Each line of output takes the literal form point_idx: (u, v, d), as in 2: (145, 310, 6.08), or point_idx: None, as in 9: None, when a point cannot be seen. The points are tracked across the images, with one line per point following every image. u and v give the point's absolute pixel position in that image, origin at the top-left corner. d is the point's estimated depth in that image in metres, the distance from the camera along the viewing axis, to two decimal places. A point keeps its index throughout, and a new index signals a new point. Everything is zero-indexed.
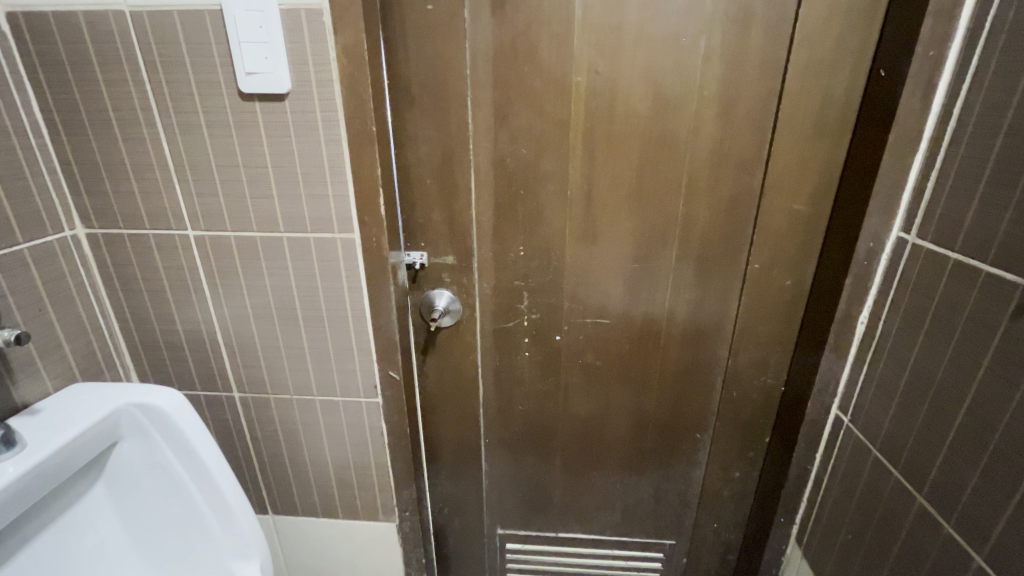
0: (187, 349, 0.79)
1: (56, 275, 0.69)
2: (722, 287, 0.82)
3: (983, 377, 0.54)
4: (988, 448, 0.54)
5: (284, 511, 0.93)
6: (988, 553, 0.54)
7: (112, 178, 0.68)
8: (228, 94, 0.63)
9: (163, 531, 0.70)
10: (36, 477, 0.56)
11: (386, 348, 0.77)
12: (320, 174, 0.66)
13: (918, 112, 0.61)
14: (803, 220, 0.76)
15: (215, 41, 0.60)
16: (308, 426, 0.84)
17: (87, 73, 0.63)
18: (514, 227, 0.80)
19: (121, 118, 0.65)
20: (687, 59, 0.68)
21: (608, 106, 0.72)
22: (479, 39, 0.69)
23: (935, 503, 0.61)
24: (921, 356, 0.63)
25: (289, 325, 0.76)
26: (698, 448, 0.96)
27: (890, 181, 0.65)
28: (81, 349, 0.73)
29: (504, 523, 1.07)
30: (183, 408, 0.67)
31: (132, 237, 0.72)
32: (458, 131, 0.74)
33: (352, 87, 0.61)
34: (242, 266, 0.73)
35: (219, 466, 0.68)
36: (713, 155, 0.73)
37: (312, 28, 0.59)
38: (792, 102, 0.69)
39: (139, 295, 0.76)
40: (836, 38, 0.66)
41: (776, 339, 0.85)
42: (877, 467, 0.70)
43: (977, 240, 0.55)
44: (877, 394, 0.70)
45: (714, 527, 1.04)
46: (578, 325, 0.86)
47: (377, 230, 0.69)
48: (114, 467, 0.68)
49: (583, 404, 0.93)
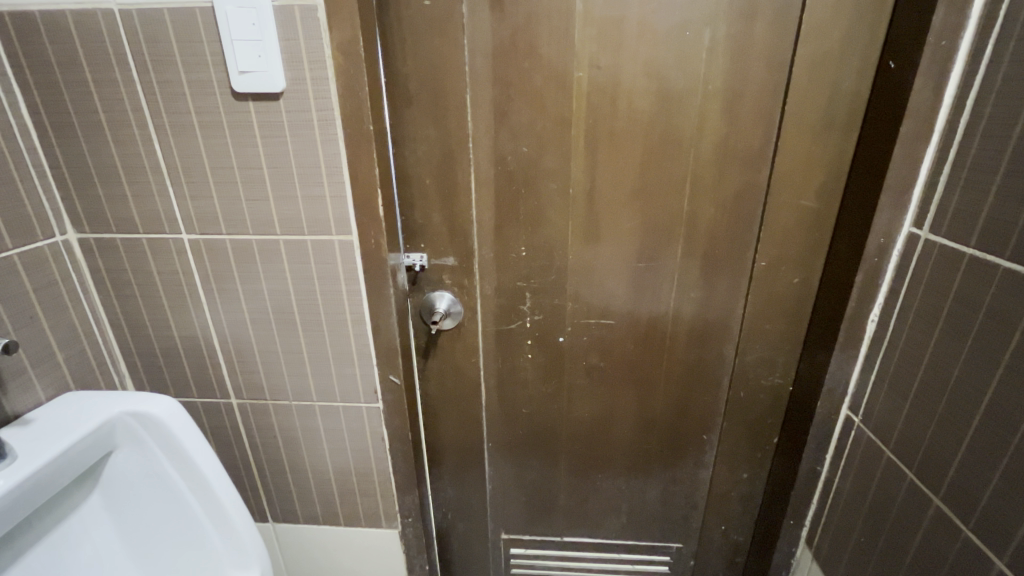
0: (183, 356, 0.78)
1: (47, 281, 0.67)
2: (730, 285, 0.80)
3: (1002, 377, 0.53)
4: (1010, 448, 0.52)
5: (285, 519, 0.92)
6: (1009, 558, 0.52)
7: (103, 181, 0.67)
8: (222, 94, 0.61)
9: (160, 542, 0.68)
10: (29, 488, 0.55)
11: (387, 353, 0.75)
12: (317, 175, 0.65)
13: (930, 104, 0.59)
14: (811, 216, 0.74)
15: (207, 39, 0.59)
16: (308, 431, 0.83)
17: (76, 74, 0.61)
18: (515, 227, 0.78)
19: (112, 120, 0.64)
20: (691, 52, 0.67)
21: (610, 101, 0.70)
22: (478, 35, 0.67)
23: (953, 505, 0.59)
24: (935, 355, 0.61)
25: (288, 330, 0.74)
26: (706, 449, 0.94)
27: (902, 175, 0.63)
28: (74, 356, 0.71)
29: (509, 527, 1.05)
30: (179, 416, 0.65)
31: (124, 242, 0.70)
32: (457, 130, 0.72)
33: (349, 85, 0.60)
34: (238, 270, 0.71)
35: (217, 473, 0.66)
36: (718, 150, 0.72)
37: (306, 25, 0.57)
38: (799, 95, 0.68)
39: (133, 301, 0.74)
40: (844, 29, 0.64)
41: (785, 337, 0.83)
42: (891, 467, 0.68)
43: (995, 234, 0.53)
44: (890, 393, 0.69)
45: (722, 529, 1.02)
46: (581, 325, 0.85)
47: (376, 232, 0.67)
48: (110, 477, 0.66)
49: (588, 405, 0.91)
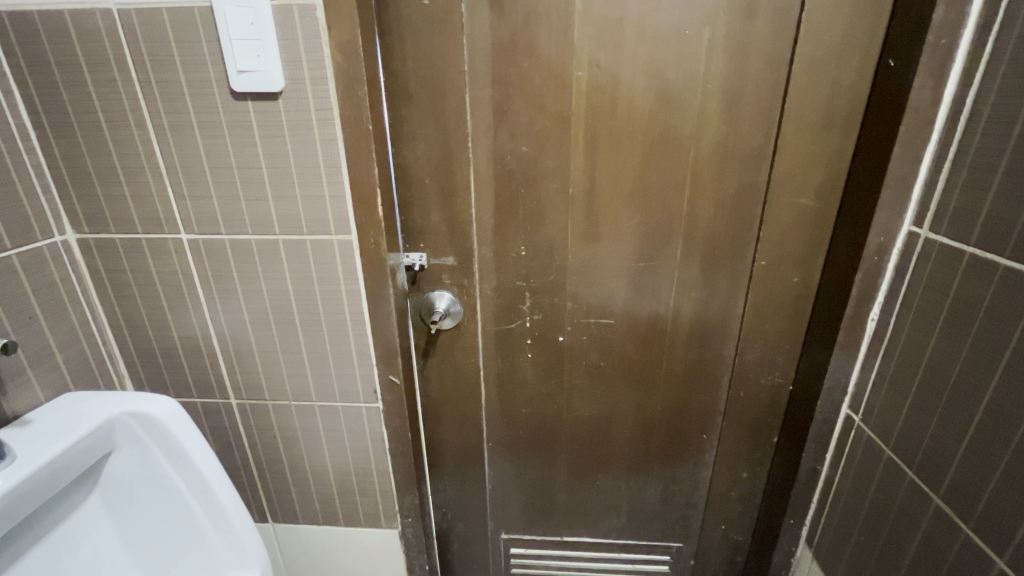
0: (182, 356, 0.78)
1: (46, 282, 0.67)
2: (729, 284, 0.80)
3: (1002, 376, 0.53)
4: (1009, 447, 0.52)
5: (285, 519, 0.92)
6: (1010, 558, 0.52)
7: (103, 181, 0.67)
8: (221, 94, 0.61)
9: (159, 542, 0.68)
10: (29, 489, 0.55)
11: (386, 353, 0.75)
12: (317, 174, 0.65)
13: (930, 102, 0.59)
14: (810, 215, 0.74)
15: (206, 38, 0.59)
16: (308, 431, 0.83)
17: (74, 74, 0.61)
18: (515, 227, 0.78)
19: (111, 120, 0.63)
20: (690, 51, 0.66)
21: (609, 100, 0.70)
22: (477, 35, 0.67)
23: (952, 504, 0.59)
24: (935, 354, 0.61)
25: (287, 330, 0.74)
26: (706, 448, 0.94)
27: (902, 174, 0.63)
28: (73, 357, 0.71)
29: (509, 527, 1.05)
30: (178, 416, 0.65)
31: (123, 243, 0.70)
32: (457, 129, 0.72)
33: (348, 84, 0.60)
34: (237, 270, 0.71)
35: (217, 474, 0.66)
36: (718, 149, 0.72)
37: (305, 24, 0.57)
38: (798, 94, 0.68)
39: (132, 301, 0.74)
40: (843, 28, 0.64)
41: (784, 336, 0.83)
42: (891, 467, 0.68)
43: (994, 233, 0.53)
44: (890, 392, 0.69)
45: (722, 528, 1.02)
46: (581, 325, 0.85)
47: (375, 232, 0.67)
48: (110, 477, 0.66)
49: (588, 405, 0.91)
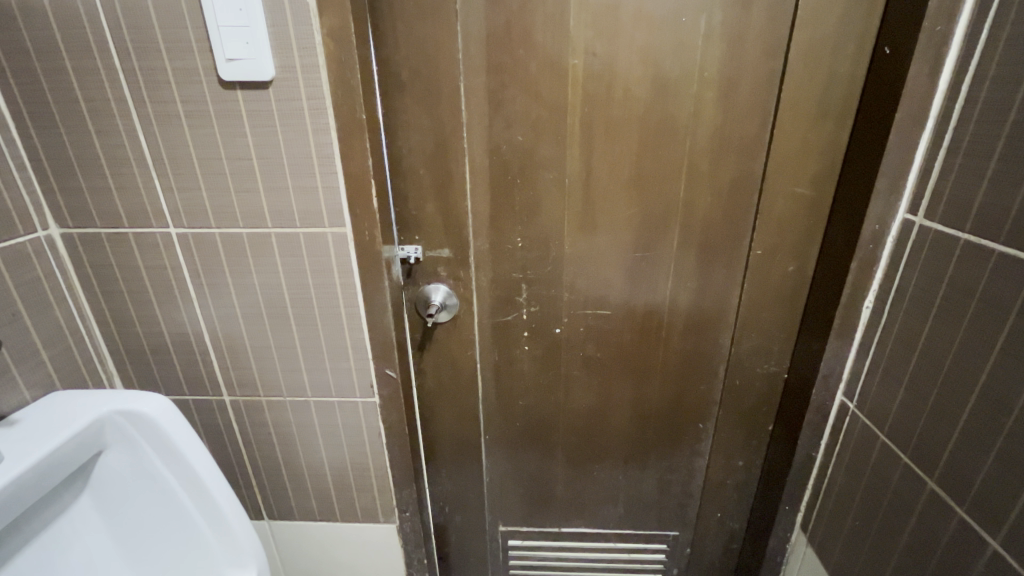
0: (174, 353, 0.76)
1: (29, 278, 0.65)
2: (725, 274, 0.80)
3: (996, 360, 0.54)
4: (1003, 429, 0.53)
5: (281, 516, 0.91)
6: (1003, 538, 0.53)
7: (86, 173, 0.65)
8: (208, 82, 0.59)
9: (152, 541, 0.67)
10: (19, 489, 0.54)
11: (382, 346, 0.74)
12: (309, 165, 0.63)
13: (925, 90, 0.59)
14: (805, 204, 0.75)
15: (191, 25, 0.57)
16: (303, 428, 0.82)
17: (54, 61, 0.59)
18: (511, 218, 0.77)
19: (93, 109, 0.61)
20: (688, 39, 0.66)
21: (606, 89, 0.69)
22: (471, 22, 0.66)
23: (947, 486, 0.60)
24: (930, 340, 0.62)
25: (280, 324, 0.73)
26: (702, 437, 0.94)
27: (897, 161, 0.63)
28: (59, 354, 0.70)
29: (507, 520, 1.05)
30: (170, 413, 0.64)
31: (109, 237, 0.68)
32: (451, 119, 0.71)
33: (340, 73, 0.58)
34: (228, 264, 0.69)
35: (211, 471, 0.65)
36: (715, 138, 0.71)
37: (295, 9, 0.56)
38: (794, 82, 0.67)
39: (120, 298, 0.72)
40: (839, 15, 0.64)
41: (779, 325, 0.83)
42: (886, 452, 0.69)
43: (989, 219, 0.54)
44: (884, 378, 0.69)
45: (718, 517, 1.03)
46: (578, 316, 0.84)
47: (370, 225, 0.66)
48: (100, 477, 0.65)
49: (585, 395, 0.91)
